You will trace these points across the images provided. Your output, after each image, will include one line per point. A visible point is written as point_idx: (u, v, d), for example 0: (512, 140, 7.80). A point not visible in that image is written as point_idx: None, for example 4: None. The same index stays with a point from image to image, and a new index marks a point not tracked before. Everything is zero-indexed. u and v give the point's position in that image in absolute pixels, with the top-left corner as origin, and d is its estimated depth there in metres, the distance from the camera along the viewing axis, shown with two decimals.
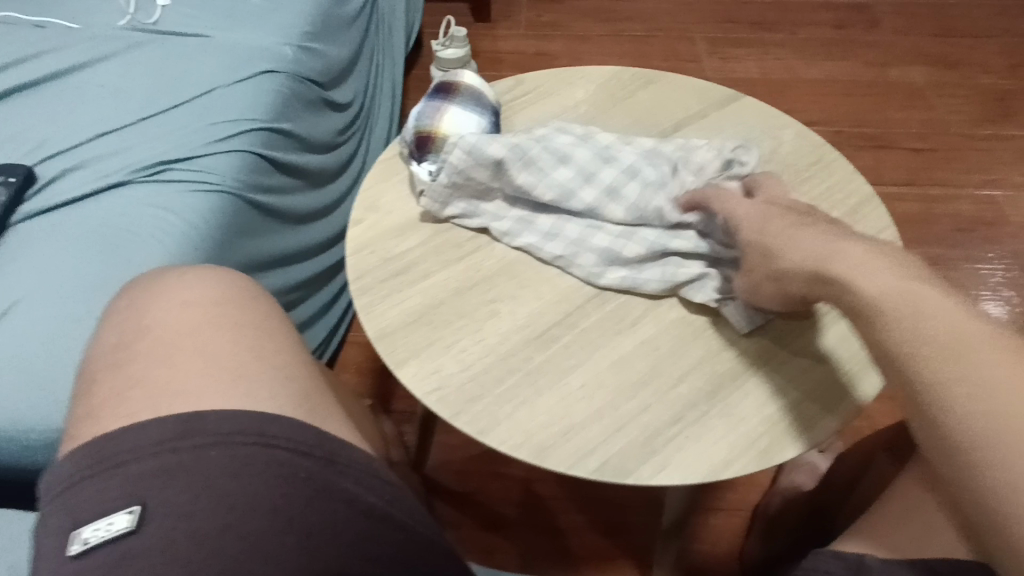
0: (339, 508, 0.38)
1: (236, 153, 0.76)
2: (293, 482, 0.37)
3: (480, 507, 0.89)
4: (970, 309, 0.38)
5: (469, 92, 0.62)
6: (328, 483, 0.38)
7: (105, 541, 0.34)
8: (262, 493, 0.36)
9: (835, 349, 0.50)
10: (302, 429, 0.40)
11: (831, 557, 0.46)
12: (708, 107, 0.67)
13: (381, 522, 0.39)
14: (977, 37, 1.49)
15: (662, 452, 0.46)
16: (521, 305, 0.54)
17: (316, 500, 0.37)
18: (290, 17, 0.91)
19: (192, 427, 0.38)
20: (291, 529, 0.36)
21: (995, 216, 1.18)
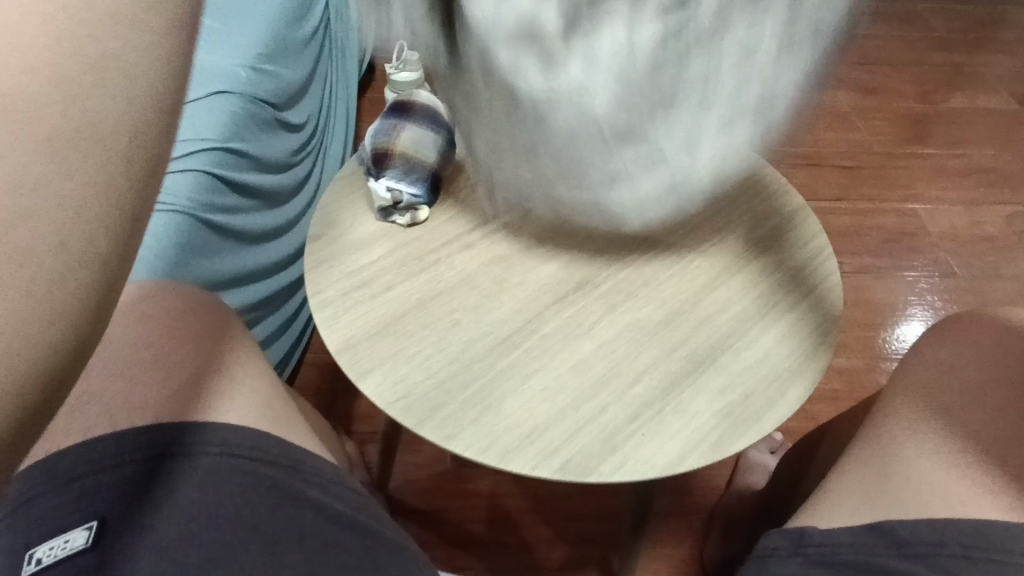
0: (306, 512, 0.45)
1: (188, 173, 0.75)
2: (259, 489, 0.44)
3: (446, 525, 0.88)
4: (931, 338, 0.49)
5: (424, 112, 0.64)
6: (294, 489, 0.45)
7: (59, 558, 0.39)
8: (265, 509, 0.43)
9: (777, 347, 0.54)
10: (266, 438, 0.46)
11: (779, 535, 0.49)
12: None
13: (343, 529, 0.45)
14: (891, 67, 1.63)
15: (620, 449, 0.48)
16: (483, 314, 0.56)
17: (284, 506, 0.44)
18: (244, 40, 0.91)
19: (145, 445, 0.43)
20: (256, 537, 0.42)
21: (917, 228, 1.28)
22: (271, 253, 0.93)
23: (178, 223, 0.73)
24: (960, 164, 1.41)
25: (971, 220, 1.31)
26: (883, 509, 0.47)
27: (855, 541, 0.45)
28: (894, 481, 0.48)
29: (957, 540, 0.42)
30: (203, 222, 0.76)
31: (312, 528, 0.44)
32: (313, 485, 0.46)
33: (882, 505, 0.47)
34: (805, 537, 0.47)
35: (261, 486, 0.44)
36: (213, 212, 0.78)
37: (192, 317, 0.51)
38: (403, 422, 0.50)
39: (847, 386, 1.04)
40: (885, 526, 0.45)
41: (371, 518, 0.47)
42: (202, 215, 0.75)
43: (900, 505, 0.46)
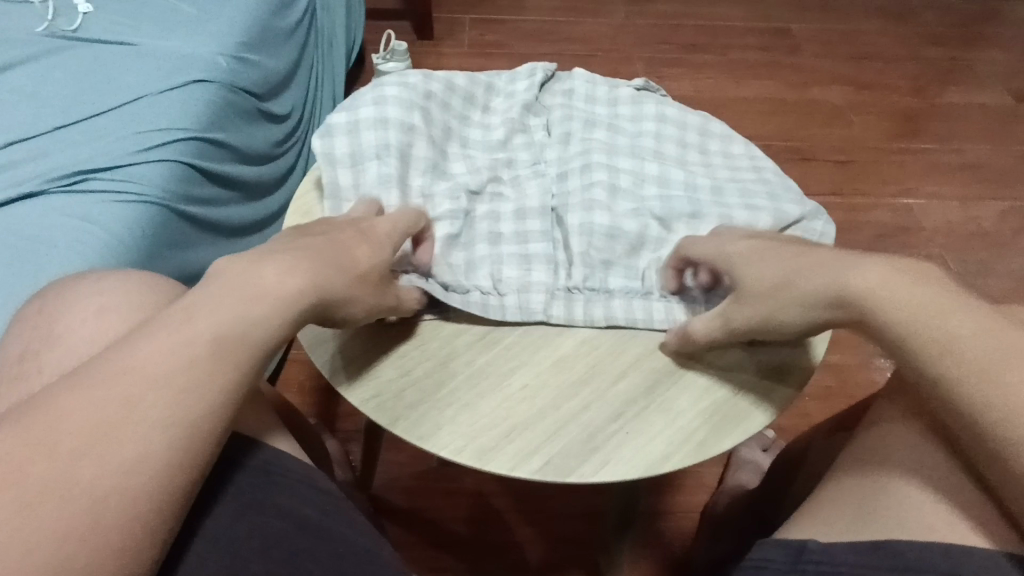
0: (272, 520, 0.40)
1: (162, 163, 0.73)
2: (220, 498, 0.39)
3: (430, 525, 0.87)
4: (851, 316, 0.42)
5: (391, 107, 0.58)
6: (261, 496, 0.40)
7: None
8: (224, 519, 0.39)
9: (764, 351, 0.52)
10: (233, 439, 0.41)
11: (773, 545, 0.45)
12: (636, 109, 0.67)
13: (312, 538, 0.40)
14: (886, 61, 1.62)
15: (602, 449, 0.47)
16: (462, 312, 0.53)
17: (249, 514, 0.39)
18: (224, 28, 0.89)
19: None
20: (214, 551, 0.37)
21: (911, 223, 1.27)
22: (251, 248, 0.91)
23: (151, 215, 0.70)
24: (954, 160, 1.40)
25: (964, 216, 1.30)
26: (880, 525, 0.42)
27: (856, 559, 0.41)
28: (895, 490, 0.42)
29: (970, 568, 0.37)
30: (179, 214, 0.74)
31: (280, 538, 0.39)
32: (285, 485, 0.42)
33: (883, 516, 0.42)
34: (807, 552, 0.43)
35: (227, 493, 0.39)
36: (188, 205, 0.76)
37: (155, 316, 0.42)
38: (377, 420, 0.48)
39: (840, 383, 1.02)
40: (887, 544, 0.40)
41: (344, 524, 0.43)
42: (177, 207, 0.73)
43: (899, 524, 0.41)
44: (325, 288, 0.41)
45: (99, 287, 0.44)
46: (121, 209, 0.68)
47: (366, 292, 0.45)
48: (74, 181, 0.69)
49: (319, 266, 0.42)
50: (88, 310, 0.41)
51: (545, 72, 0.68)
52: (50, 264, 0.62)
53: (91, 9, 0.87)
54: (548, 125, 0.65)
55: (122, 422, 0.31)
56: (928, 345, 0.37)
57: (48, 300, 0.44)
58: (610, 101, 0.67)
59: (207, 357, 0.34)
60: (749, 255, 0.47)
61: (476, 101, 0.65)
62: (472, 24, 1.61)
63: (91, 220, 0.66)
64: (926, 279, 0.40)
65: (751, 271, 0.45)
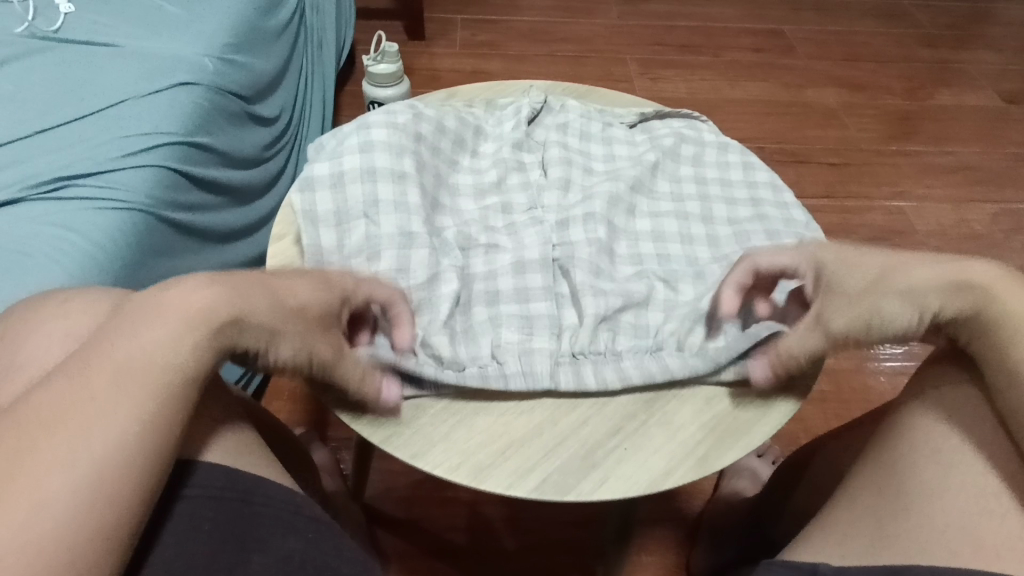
0: (252, 557, 0.40)
1: (147, 168, 0.71)
2: (199, 534, 0.38)
3: (424, 535, 0.85)
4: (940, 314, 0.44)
5: (377, 155, 0.57)
6: (240, 532, 0.40)
7: None
8: (202, 556, 0.38)
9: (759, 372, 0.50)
10: (212, 470, 0.40)
11: (783, 567, 0.45)
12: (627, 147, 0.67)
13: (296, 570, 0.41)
14: (878, 63, 1.62)
15: (601, 465, 0.45)
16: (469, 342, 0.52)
17: (223, 552, 0.39)
18: (211, 29, 0.87)
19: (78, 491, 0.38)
20: None
21: (905, 225, 1.27)
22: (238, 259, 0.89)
23: (136, 222, 0.68)
24: (946, 162, 1.40)
25: (957, 218, 1.30)
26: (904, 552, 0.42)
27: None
28: (916, 520, 0.42)
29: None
30: (165, 221, 0.72)
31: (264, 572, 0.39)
32: (267, 515, 0.41)
33: (906, 546, 0.42)
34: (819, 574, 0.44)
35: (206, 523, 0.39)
36: (174, 211, 0.74)
37: None
38: (368, 437, 0.47)
39: (836, 388, 1.01)
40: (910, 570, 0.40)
41: (330, 551, 0.43)
42: (162, 213, 0.71)
43: (925, 552, 0.41)
44: (252, 311, 0.39)
45: (67, 309, 0.42)
46: (104, 216, 0.66)
47: (305, 327, 0.42)
48: (55, 187, 0.67)
49: (249, 291, 0.40)
50: (56, 335, 0.40)
51: (532, 108, 0.69)
52: (29, 276, 0.59)
53: (73, 9, 0.85)
54: (543, 164, 0.64)
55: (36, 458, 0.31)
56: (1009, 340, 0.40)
57: (14, 325, 0.43)
58: (603, 141, 0.67)
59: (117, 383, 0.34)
60: (837, 255, 0.47)
61: (467, 142, 0.65)
62: (464, 24, 1.60)
63: (73, 228, 0.64)
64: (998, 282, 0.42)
65: (846, 269, 0.46)
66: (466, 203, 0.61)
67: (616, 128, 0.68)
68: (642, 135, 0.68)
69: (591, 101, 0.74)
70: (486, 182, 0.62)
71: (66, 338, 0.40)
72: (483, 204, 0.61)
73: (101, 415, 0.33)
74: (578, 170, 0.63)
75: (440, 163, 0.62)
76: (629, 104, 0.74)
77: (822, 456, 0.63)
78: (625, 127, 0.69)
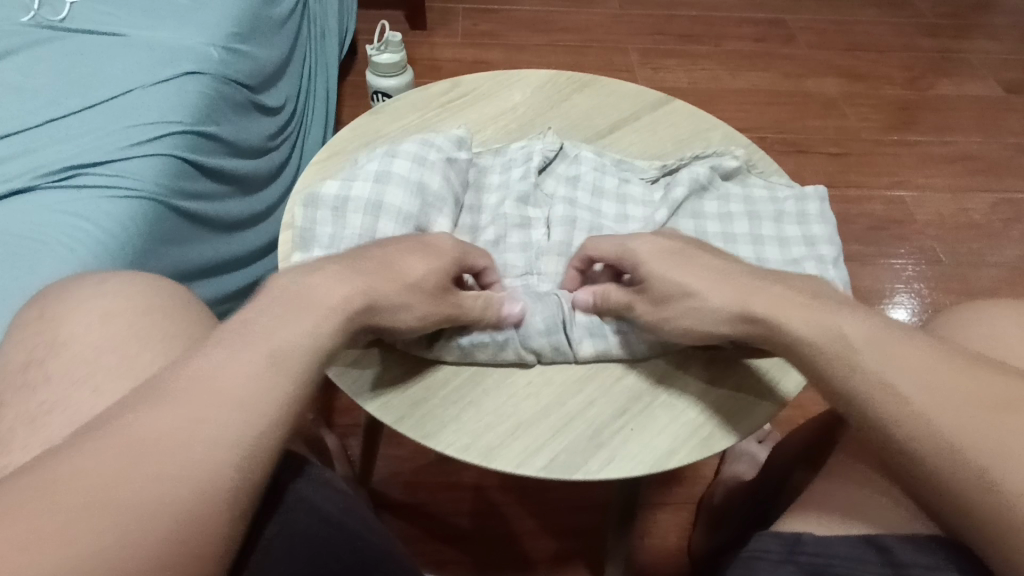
0: (300, 517, 0.41)
1: (156, 157, 0.72)
2: None
3: (431, 519, 0.87)
4: (796, 320, 0.44)
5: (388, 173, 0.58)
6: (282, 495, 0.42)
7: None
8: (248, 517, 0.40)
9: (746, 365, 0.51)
10: None
11: (770, 536, 0.45)
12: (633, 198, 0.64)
13: (338, 532, 0.42)
14: (879, 52, 1.63)
15: (608, 445, 0.47)
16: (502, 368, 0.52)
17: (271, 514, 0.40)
18: (215, 18, 0.87)
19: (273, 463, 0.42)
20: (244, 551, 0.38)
21: (904, 215, 1.28)
22: (256, 267, 0.92)
23: (146, 210, 0.69)
24: (945, 151, 1.41)
25: (956, 208, 1.31)
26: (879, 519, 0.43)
27: (851, 553, 0.42)
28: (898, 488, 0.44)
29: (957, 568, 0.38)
30: (173, 209, 0.73)
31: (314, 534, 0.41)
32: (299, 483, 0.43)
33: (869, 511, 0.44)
34: (800, 544, 0.43)
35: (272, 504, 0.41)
36: (182, 199, 0.75)
37: (157, 319, 0.43)
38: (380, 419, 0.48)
39: None
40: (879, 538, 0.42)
41: (360, 522, 0.44)
42: (171, 202, 0.72)
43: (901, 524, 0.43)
44: (375, 298, 0.44)
45: (100, 289, 0.44)
46: (113, 205, 0.67)
47: (429, 303, 0.46)
48: (64, 177, 0.67)
49: (370, 280, 0.44)
50: (90, 314, 0.42)
51: (544, 155, 0.66)
52: (44, 264, 0.60)
53: None
54: (549, 220, 0.62)
55: (161, 440, 0.32)
56: (845, 366, 0.42)
57: (48, 305, 0.44)
58: (616, 198, 0.64)
59: (244, 370, 0.36)
60: (653, 256, 0.49)
61: (472, 186, 0.64)
62: (465, 13, 1.59)
63: (84, 216, 0.65)
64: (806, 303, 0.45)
65: (664, 278, 0.47)
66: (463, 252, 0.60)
67: (633, 183, 0.65)
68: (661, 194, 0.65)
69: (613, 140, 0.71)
70: (484, 241, 0.60)
71: (102, 318, 0.42)
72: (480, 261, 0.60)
73: (231, 400, 0.35)
74: (583, 228, 0.61)
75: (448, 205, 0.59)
76: (650, 156, 0.69)
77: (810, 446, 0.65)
78: (644, 182, 0.66)
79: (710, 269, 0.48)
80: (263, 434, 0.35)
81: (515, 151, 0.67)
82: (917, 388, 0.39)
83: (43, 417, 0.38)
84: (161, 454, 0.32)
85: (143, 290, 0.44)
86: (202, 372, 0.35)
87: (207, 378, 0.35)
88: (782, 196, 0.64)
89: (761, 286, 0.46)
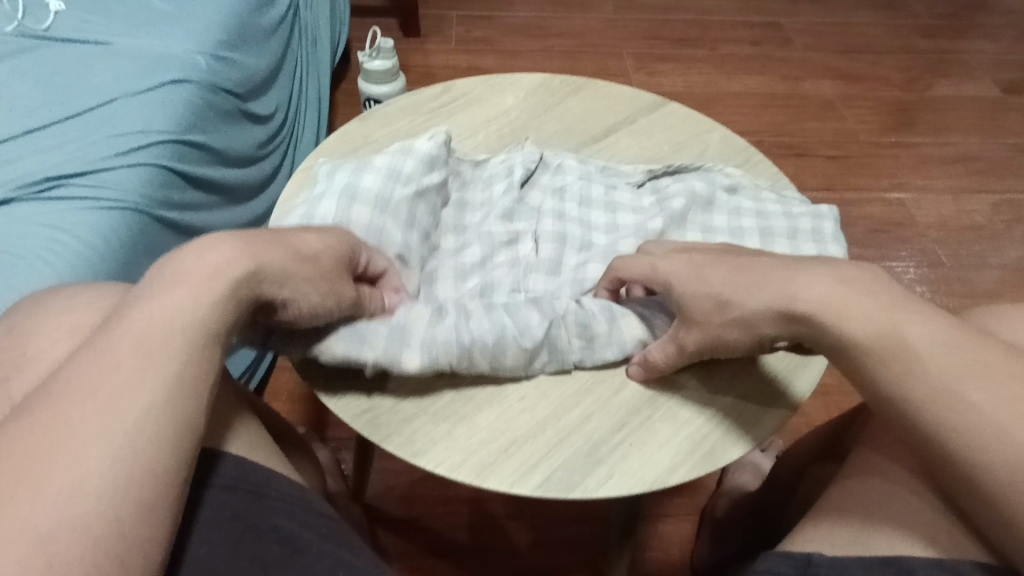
0: (271, 546, 0.39)
1: (140, 167, 0.70)
2: (217, 525, 0.38)
3: (427, 534, 0.85)
4: (864, 326, 0.40)
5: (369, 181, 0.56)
6: (260, 521, 0.40)
7: None
8: (218, 540, 0.38)
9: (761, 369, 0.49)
10: (240, 465, 0.41)
11: (779, 557, 0.43)
12: (620, 211, 0.62)
13: (315, 559, 0.39)
14: (876, 54, 1.62)
15: (607, 461, 0.45)
16: None
17: (244, 541, 0.38)
18: (203, 25, 0.86)
19: (251, 481, 0.41)
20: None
21: (905, 217, 1.26)
22: None
23: (129, 219, 0.67)
24: (946, 152, 1.40)
25: (957, 209, 1.29)
26: (889, 534, 0.41)
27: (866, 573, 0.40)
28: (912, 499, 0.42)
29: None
30: (158, 219, 0.71)
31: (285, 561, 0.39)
32: (274, 505, 0.41)
33: (882, 520, 0.42)
34: (813, 564, 0.41)
35: (247, 517, 0.39)
36: (168, 209, 0.73)
37: None
38: (369, 437, 0.46)
39: (838, 380, 0.98)
40: (900, 559, 0.39)
41: (343, 548, 0.42)
42: (156, 212, 0.70)
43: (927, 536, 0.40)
44: (266, 264, 0.41)
45: (71, 303, 0.42)
46: (96, 215, 0.65)
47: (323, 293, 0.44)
48: (46, 188, 0.65)
49: (259, 247, 0.41)
50: (57, 330, 0.40)
51: (526, 167, 0.64)
52: (19, 278, 0.58)
53: (63, 7, 0.83)
54: (536, 233, 0.60)
55: (59, 435, 0.31)
56: (883, 366, 0.39)
57: (18, 322, 0.42)
58: (606, 207, 0.62)
59: (134, 363, 0.34)
60: (682, 276, 0.46)
61: (452, 204, 0.62)
62: (459, 20, 1.58)
63: (64, 227, 0.63)
64: (888, 298, 0.41)
65: (694, 292, 0.44)
66: (445, 271, 0.57)
67: (621, 190, 0.63)
68: (651, 198, 0.63)
69: (602, 147, 0.69)
70: (469, 255, 0.58)
71: (69, 335, 0.40)
72: (464, 280, 0.57)
73: (126, 383, 0.34)
74: (573, 244, 0.59)
75: (430, 222, 0.58)
76: (643, 156, 0.68)
77: (819, 457, 0.63)
78: (631, 187, 0.64)
79: (748, 277, 0.43)
80: (166, 432, 0.34)
81: (495, 165, 0.64)
82: (959, 384, 0.37)
83: None
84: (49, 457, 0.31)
85: (115, 302, 0.42)
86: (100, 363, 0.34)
87: (92, 367, 0.34)
88: (796, 212, 0.60)
89: (818, 288, 0.42)
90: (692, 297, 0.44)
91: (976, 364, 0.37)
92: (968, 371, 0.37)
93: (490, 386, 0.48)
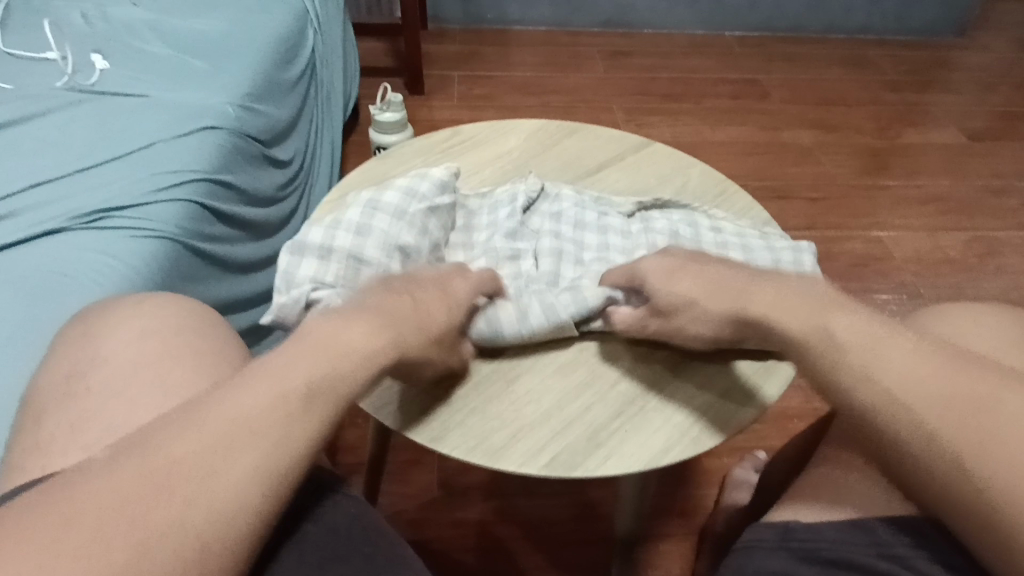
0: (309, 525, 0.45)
1: (177, 202, 0.77)
2: None
3: (434, 555, 0.87)
4: (798, 322, 0.46)
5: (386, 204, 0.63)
6: (297, 502, 0.46)
7: None
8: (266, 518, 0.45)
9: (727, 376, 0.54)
10: None
11: (765, 526, 0.48)
12: (610, 234, 0.68)
13: (344, 539, 0.45)
14: (849, 106, 1.75)
15: (606, 444, 0.50)
16: (516, 367, 0.54)
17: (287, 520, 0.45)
18: (234, 80, 0.96)
19: None
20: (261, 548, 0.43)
21: (884, 253, 1.34)
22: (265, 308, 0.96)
23: (168, 249, 0.74)
24: (919, 193, 1.49)
25: (932, 245, 1.37)
26: (855, 504, 0.45)
27: (839, 537, 0.44)
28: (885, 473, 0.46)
29: (941, 551, 0.41)
30: (192, 249, 0.78)
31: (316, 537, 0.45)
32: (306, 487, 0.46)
33: (855, 492, 0.46)
34: (791, 531, 0.46)
35: (292, 513, 0.45)
36: (200, 240, 0.80)
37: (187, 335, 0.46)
38: (390, 425, 0.51)
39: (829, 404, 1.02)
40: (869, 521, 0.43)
41: (371, 527, 0.47)
42: (190, 242, 0.77)
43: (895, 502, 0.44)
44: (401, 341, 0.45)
45: (142, 308, 0.48)
46: (139, 243, 0.71)
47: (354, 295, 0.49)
48: (93, 220, 0.72)
49: (393, 321, 0.45)
50: (131, 330, 0.46)
51: (527, 196, 0.71)
52: (70, 299, 0.64)
53: (108, 66, 0.93)
54: (537, 253, 0.66)
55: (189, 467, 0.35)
56: (813, 356, 0.44)
57: (93, 324, 0.48)
58: (599, 230, 0.68)
59: (271, 413, 0.38)
60: (659, 275, 0.52)
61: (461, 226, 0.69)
62: (461, 79, 1.71)
63: (111, 253, 0.69)
64: (823, 301, 0.46)
65: (666, 290, 0.51)
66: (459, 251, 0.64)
67: (612, 216, 0.70)
68: (639, 223, 0.69)
69: (594, 182, 0.76)
70: None
71: (142, 335, 0.46)
72: None
73: (258, 432, 0.37)
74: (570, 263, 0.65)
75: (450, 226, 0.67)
76: (634, 190, 0.75)
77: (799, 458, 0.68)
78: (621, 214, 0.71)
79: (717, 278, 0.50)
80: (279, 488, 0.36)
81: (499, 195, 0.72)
82: (873, 368, 0.41)
83: (84, 421, 0.41)
84: (182, 479, 0.34)
85: (182, 311, 0.48)
86: (238, 409, 0.37)
87: (234, 409, 0.37)
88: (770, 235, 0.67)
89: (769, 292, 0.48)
90: (663, 295, 0.51)
91: (913, 382, 0.40)
92: (906, 386, 0.40)
93: (500, 382, 0.53)
